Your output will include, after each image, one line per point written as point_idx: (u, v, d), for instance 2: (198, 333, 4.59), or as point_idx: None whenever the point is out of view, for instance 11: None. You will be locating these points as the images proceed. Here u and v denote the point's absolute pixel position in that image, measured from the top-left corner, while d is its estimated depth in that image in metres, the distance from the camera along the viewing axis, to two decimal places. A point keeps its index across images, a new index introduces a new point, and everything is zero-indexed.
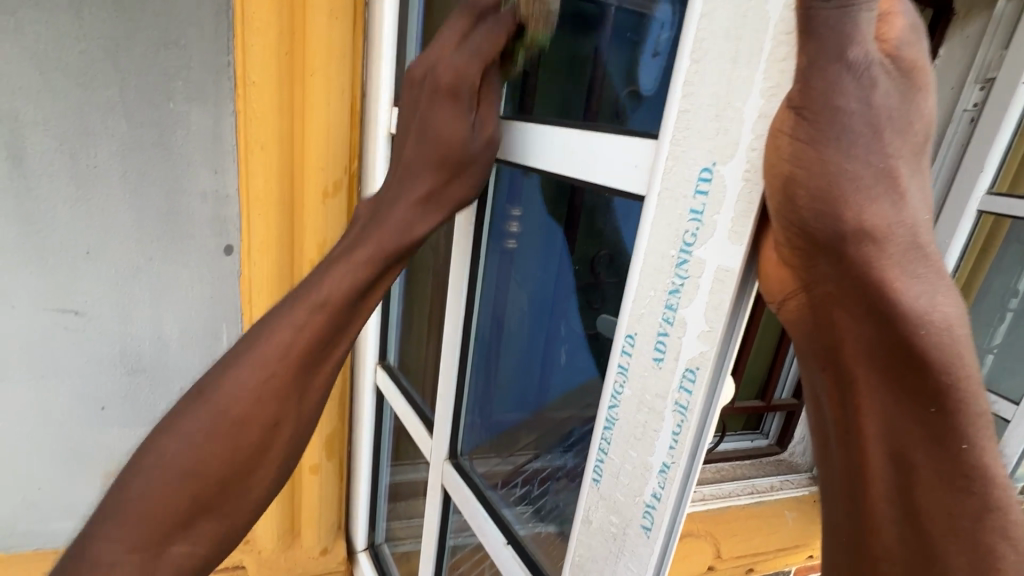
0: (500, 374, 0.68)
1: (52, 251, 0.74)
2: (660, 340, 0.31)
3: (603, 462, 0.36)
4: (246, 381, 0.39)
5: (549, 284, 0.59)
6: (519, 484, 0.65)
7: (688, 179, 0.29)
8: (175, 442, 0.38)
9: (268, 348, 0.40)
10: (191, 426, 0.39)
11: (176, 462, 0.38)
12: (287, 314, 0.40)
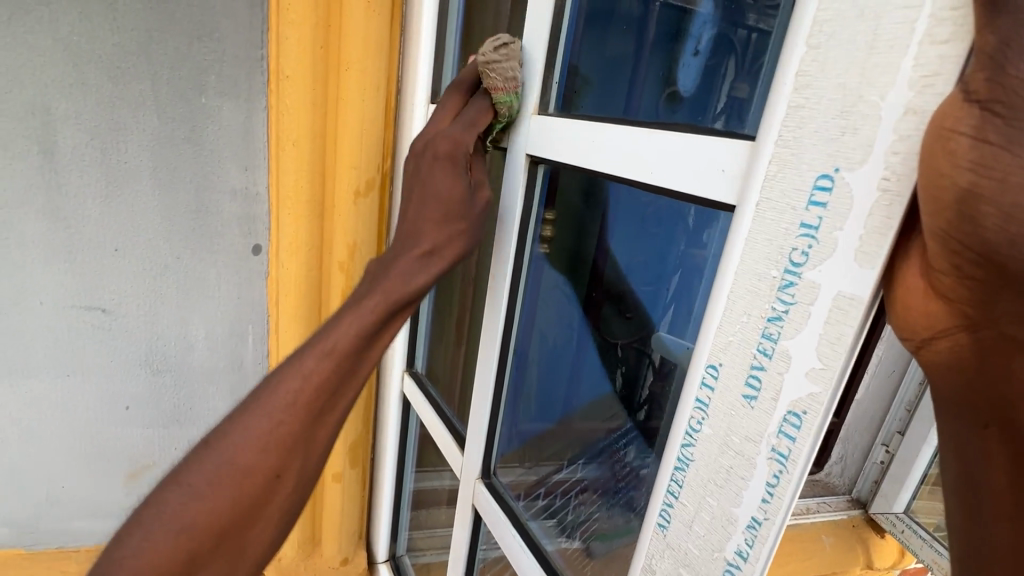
0: (533, 386, 0.65)
1: (80, 247, 0.72)
2: (752, 375, 0.27)
3: (672, 507, 0.32)
4: (266, 425, 0.36)
5: (580, 287, 0.59)
6: (541, 496, 0.65)
7: (799, 188, 0.24)
8: (181, 498, 0.34)
9: (285, 391, 0.37)
10: (198, 474, 0.35)
11: (182, 519, 0.34)
12: (304, 356, 0.38)
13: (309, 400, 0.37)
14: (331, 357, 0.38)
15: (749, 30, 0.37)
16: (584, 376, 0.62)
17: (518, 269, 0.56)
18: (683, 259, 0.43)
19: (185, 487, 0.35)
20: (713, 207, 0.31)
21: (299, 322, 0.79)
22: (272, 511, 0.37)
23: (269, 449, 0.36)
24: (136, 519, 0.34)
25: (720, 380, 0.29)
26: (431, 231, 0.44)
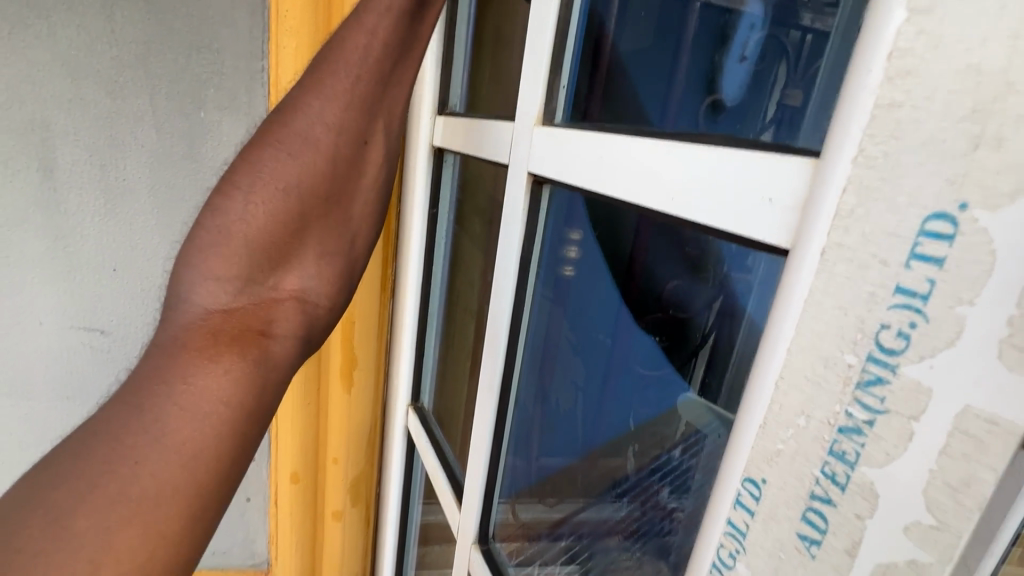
0: (538, 441, 0.59)
1: (80, 268, 0.70)
2: (815, 509, 0.18)
3: None
4: (325, 118, 0.38)
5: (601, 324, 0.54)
6: (565, 536, 0.58)
7: (894, 232, 0.15)
8: (226, 223, 0.36)
9: (328, 84, 0.38)
10: (255, 179, 0.37)
11: (225, 247, 0.36)
12: (313, 125, 0.38)
13: (352, 124, 0.40)
14: (333, 104, 0.39)
15: (802, 32, 0.30)
16: (607, 419, 0.56)
17: (521, 303, 0.47)
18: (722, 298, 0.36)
19: (245, 189, 0.36)
20: (758, 248, 0.22)
21: None
22: (304, 262, 0.39)
23: (320, 184, 0.39)
24: (183, 271, 0.36)
25: (764, 505, 0.20)
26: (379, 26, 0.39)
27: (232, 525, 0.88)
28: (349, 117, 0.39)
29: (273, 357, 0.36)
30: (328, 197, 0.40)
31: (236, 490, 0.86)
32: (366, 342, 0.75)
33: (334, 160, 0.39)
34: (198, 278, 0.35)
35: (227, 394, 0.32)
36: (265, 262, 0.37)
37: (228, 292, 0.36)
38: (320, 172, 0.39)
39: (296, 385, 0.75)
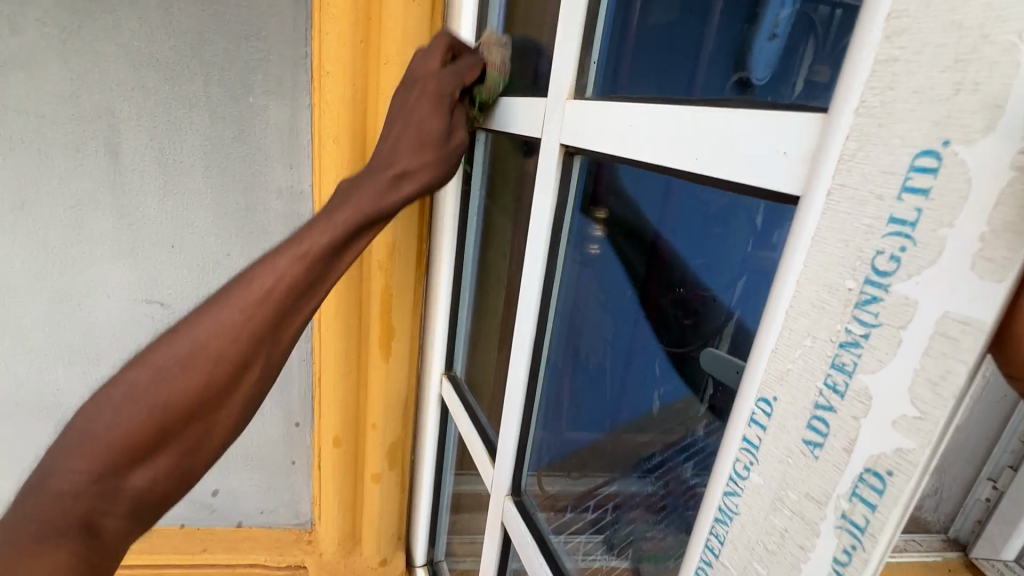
0: (568, 412, 0.63)
1: (141, 245, 0.76)
2: (818, 417, 0.21)
3: (710, 565, 0.26)
4: (218, 327, 0.39)
5: (627, 297, 0.56)
6: (590, 509, 0.62)
7: (888, 171, 0.18)
8: (135, 387, 0.38)
9: (239, 293, 0.40)
10: (150, 361, 0.39)
11: (107, 431, 0.37)
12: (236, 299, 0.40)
13: (259, 305, 0.40)
14: (293, 256, 0.42)
15: (833, 7, 0.29)
16: (630, 386, 0.59)
17: (553, 268, 0.51)
18: (746, 267, 0.39)
19: (148, 370, 0.38)
20: (775, 199, 0.25)
21: (337, 323, 0.78)
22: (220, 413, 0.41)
23: (238, 341, 0.40)
24: (76, 425, 0.38)
25: (775, 419, 0.23)
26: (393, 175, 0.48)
27: (278, 486, 0.95)
28: (255, 307, 0.40)
29: (106, 538, 0.36)
30: (210, 387, 0.39)
31: (282, 453, 0.93)
32: (403, 314, 0.79)
33: (221, 360, 0.39)
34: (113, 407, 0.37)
35: (135, 495, 0.38)
36: (147, 447, 0.38)
37: (87, 478, 0.36)
38: (203, 389, 0.39)
39: (338, 354, 0.79)
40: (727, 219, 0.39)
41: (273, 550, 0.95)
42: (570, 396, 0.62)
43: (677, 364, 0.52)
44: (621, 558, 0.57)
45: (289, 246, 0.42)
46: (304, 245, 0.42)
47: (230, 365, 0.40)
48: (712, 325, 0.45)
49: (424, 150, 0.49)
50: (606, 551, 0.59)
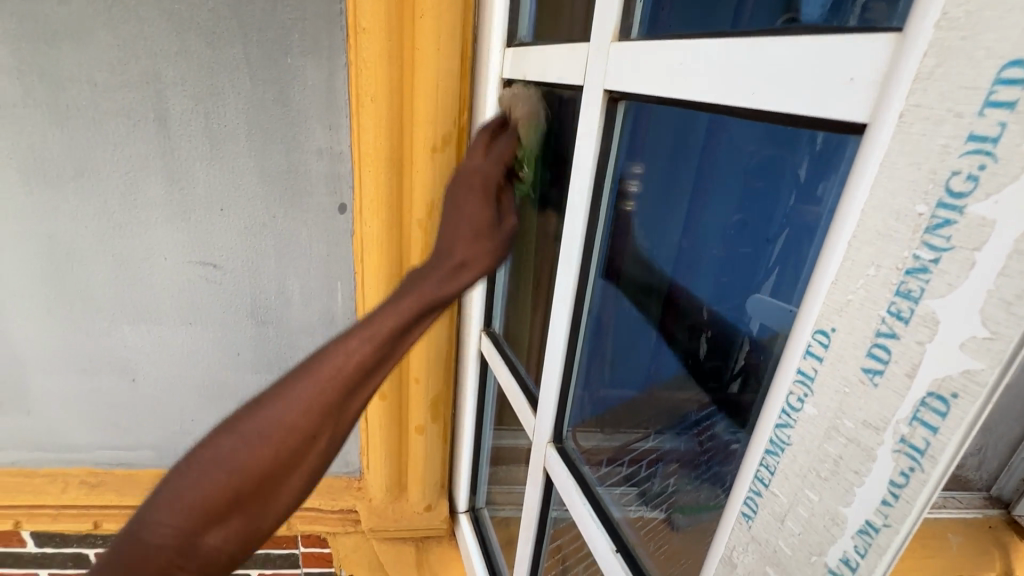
0: (605, 370, 0.63)
1: (193, 208, 0.79)
2: (880, 345, 0.21)
3: (759, 496, 0.27)
4: (285, 418, 0.39)
5: (667, 253, 0.55)
6: (625, 464, 0.61)
7: (968, 87, 0.17)
8: (167, 496, 0.37)
9: (302, 387, 0.40)
10: (218, 449, 0.38)
11: (186, 499, 0.37)
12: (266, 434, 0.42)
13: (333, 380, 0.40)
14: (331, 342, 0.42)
15: None
16: (670, 344, 0.58)
17: (595, 218, 0.53)
18: (792, 220, 0.38)
19: (235, 439, 0.38)
20: (838, 130, 0.24)
21: (381, 281, 0.81)
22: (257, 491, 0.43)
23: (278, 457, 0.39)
24: (157, 499, 0.37)
25: (832, 350, 0.23)
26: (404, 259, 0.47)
27: None
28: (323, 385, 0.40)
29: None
30: (265, 484, 0.39)
31: None
32: None
33: (284, 450, 0.39)
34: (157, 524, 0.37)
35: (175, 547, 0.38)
36: (209, 522, 0.37)
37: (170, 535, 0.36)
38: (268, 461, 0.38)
39: None
40: (767, 167, 0.40)
41: (327, 496, 1.02)
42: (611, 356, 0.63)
43: (719, 319, 0.50)
44: (655, 509, 0.56)
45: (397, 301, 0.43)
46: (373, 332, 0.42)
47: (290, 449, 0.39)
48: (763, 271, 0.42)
49: (481, 238, 0.50)
50: (639, 502, 0.58)
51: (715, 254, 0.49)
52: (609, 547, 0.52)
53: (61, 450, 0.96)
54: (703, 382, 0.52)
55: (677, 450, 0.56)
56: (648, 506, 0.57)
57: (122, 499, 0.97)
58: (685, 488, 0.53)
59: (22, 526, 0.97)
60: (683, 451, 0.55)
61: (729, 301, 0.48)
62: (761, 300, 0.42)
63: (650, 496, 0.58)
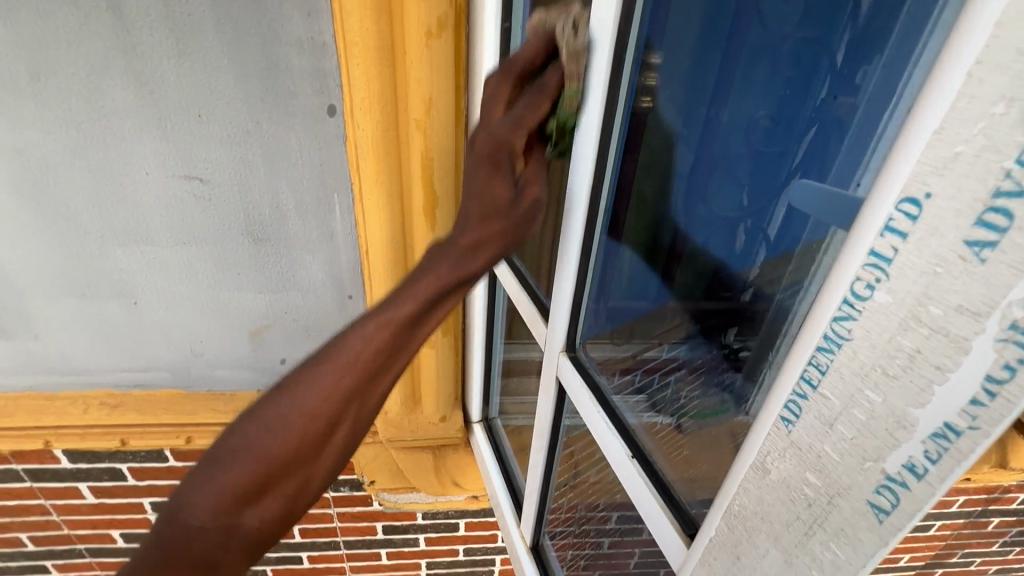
0: (619, 284, 0.59)
1: (168, 114, 0.73)
2: (998, 209, 0.16)
3: (805, 399, 0.24)
4: (307, 400, 0.40)
5: (684, 164, 0.51)
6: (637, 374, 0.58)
7: None
8: (232, 445, 0.39)
9: (321, 370, 0.40)
10: (246, 432, 0.39)
11: (216, 486, 0.39)
12: (280, 404, 0.40)
13: (305, 428, 0.40)
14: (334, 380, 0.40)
15: None
16: (686, 262, 0.54)
17: (614, 104, 0.45)
18: (822, 114, 0.38)
19: (261, 417, 0.40)
20: None
21: (380, 190, 0.75)
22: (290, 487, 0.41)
23: (324, 409, 0.40)
24: (194, 479, 0.39)
25: (922, 224, 0.18)
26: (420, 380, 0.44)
27: None
28: (313, 419, 0.40)
29: None
30: (295, 466, 0.40)
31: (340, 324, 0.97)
32: (444, 180, 0.75)
33: (309, 433, 0.40)
34: (193, 504, 0.38)
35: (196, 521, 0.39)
36: (238, 508, 0.39)
37: (209, 516, 0.39)
38: (285, 459, 0.40)
39: (384, 221, 0.78)
40: (800, 56, 0.41)
41: None
42: (627, 271, 0.58)
43: (742, 226, 0.47)
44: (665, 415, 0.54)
45: (370, 320, 0.41)
46: (368, 341, 0.40)
47: (285, 466, 0.40)
48: (789, 171, 0.42)
49: (493, 217, 0.41)
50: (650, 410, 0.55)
51: (738, 155, 0.46)
52: (626, 454, 0.50)
53: (75, 374, 0.98)
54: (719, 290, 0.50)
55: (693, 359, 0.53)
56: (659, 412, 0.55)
57: (143, 418, 1.01)
58: (704, 395, 0.50)
59: (52, 444, 1.04)
60: (702, 364, 0.51)
61: (754, 202, 0.46)
62: (789, 190, 0.40)
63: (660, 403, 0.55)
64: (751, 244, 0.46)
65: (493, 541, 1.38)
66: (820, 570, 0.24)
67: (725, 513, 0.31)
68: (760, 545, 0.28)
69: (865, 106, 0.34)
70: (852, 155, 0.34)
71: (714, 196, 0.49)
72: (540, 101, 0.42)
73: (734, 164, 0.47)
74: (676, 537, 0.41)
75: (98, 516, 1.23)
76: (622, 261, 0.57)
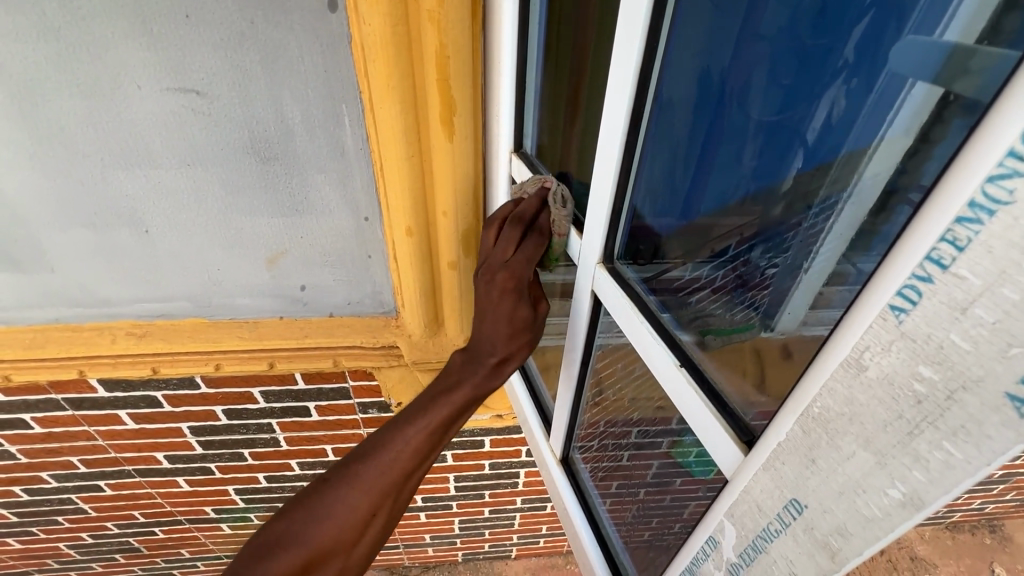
0: (651, 194, 0.53)
1: (152, 16, 0.66)
2: None
3: (930, 283, 0.20)
4: (352, 505, 0.60)
5: (721, 54, 0.43)
6: (659, 290, 0.54)
7: None
8: (306, 526, 0.60)
9: (361, 478, 0.61)
10: (314, 519, 0.60)
11: (307, 542, 0.59)
12: (356, 486, 0.61)
13: (367, 505, 0.61)
14: (394, 465, 0.61)
15: None
16: (711, 174, 0.47)
17: None
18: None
19: (321, 518, 0.60)
20: None
21: (393, 97, 0.69)
22: (387, 507, 0.63)
23: (367, 505, 0.61)
24: (289, 532, 0.60)
25: None
26: (466, 396, 0.63)
27: (359, 279, 0.99)
28: (374, 496, 0.61)
29: None
30: (347, 544, 0.61)
31: (358, 248, 0.94)
32: (462, 81, 0.69)
33: (365, 511, 0.61)
34: (291, 551, 0.59)
35: (300, 552, 0.59)
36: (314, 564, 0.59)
37: (301, 556, 0.59)
38: (355, 524, 0.61)
39: (398, 134, 0.72)
40: None
41: (367, 334, 1.04)
42: (660, 180, 0.52)
43: (774, 134, 0.40)
44: (686, 330, 0.50)
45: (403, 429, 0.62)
46: (407, 444, 0.62)
47: (357, 534, 0.61)
48: (832, 69, 0.35)
49: (518, 335, 0.61)
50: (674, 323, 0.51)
51: (778, 51, 0.39)
52: (673, 362, 0.47)
53: (99, 305, 0.97)
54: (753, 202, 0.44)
55: (715, 279, 0.48)
56: (680, 327, 0.50)
57: (170, 347, 1.01)
58: (727, 313, 0.46)
59: (87, 373, 1.07)
60: (723, 282, 0.47)
61: (790, 106, 0.39)
62: (845, 86, 0.34)
63: (681, 316, 0.51)
64: (787, 152, 0.40)
65: (518, 456, 1.43)
66: (923, 471, 0.22)
67: (803, 417, 0.29)
68: (846, 447, 0.26)
69: None
70: (920, 30, 0.29)
71: (748, 101, 0.42)
72: (536, 244, 0.60)
73: (777, 60, 0.39)
74: (732, 446, 0.40)
75: (142, 440, 1.29)
76: (659, 166, 0.51)
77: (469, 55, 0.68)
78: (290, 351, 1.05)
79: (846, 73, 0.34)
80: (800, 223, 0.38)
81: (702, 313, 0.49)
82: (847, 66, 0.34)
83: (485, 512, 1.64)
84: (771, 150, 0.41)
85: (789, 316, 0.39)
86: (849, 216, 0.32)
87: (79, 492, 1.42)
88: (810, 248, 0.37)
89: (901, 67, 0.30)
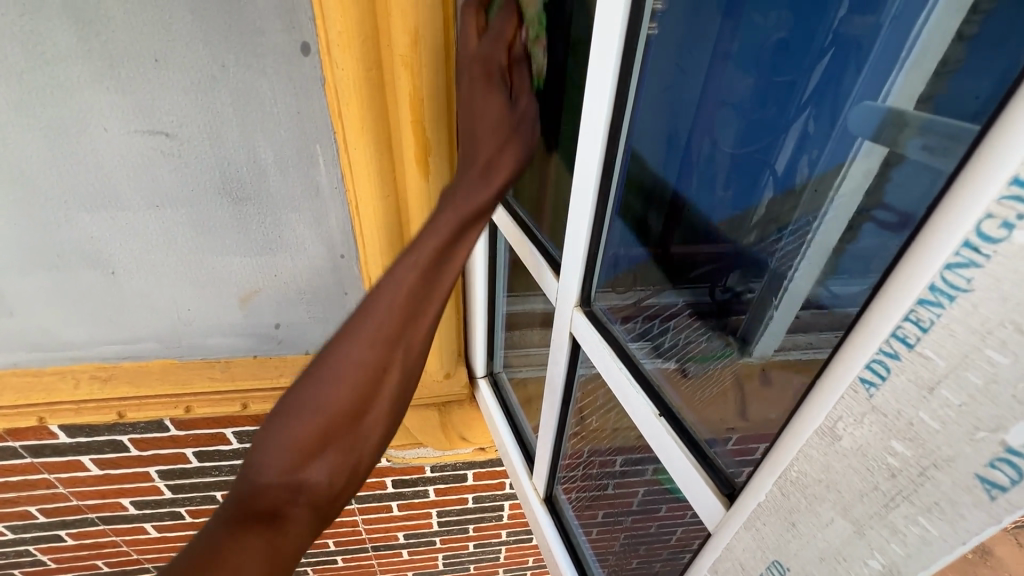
0: (622, 232, 0.53)
1: (122, 61, 0.65)
2: None
3: (896, 360, 0.21)
4: (376, 324, 0.51)
5: (689, 98, 0.44)
6: (640, 321, 0.53)
7: None
8: (306, 397, 0.49)
9: (379, 314, 0.51)
10: (322, 381, 0.50)
11: (293, 433, 0.48)
12: (396, 272, 0.52)
13: (378, 359, 0.51)
14: (423, 254, 0.52)
15: None
16: (686, 206, 0.48)
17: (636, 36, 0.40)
18: (837, 38, 0.33)
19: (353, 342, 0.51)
20: None
21: (366, 139, 0.69)
22: (411, 362, 0.54)
23: (394, 315, 0.52)
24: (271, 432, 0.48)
25: None
26: (480, 171, 0.52)
27: (336, 317, 0.97)
28: (386, 342, 0.52)
29: (289, 531, 0.46)
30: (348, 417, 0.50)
31: (335, 285, 0.92)
32: (436, 123, 0.68)
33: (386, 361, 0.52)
34: (278, 439, 0.48)
35: (316, 476, 0.49)
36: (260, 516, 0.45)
37: (275, 473, 0.47)
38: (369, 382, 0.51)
39: (373, 172, 0.72)
40: None
41: None
42: (633, 220, 0.53)
43: (740, 169, 0.42)
44: (670, 359, 0.50)
45: (384, 288, 0.52)
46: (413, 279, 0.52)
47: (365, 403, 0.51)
48: (794, 108, 0.37)
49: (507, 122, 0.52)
50: (659, 355, 0.51)
51: (744, 93, 0.41)
52: (653, 411, 0.46)
53: (59, 349, 0.93)
54: (730, 233, 0.44)
55: (693, 304, 0.49)
56: (664, 357, 0.50)
57: (137, 390, 0.98)
58: (707, 337, 0.48)
59: (47, 420, 1.02)
60: (701, 305, 0.48)
61: (753, 142, 0.41)
62: (803, 125, 0.36)
63: (665, 346, 0.51)
64: (755, 184, 0.41)
65: (501, 488, 1.41)
66: (900, 544, 0.22)
67: (781, 480, 0.29)
68: (825, 513, 0.25)
69: (889, 30, 0.30)
70: (869, 91, 0.31)
71: (718, 139, 0.43)
72: None
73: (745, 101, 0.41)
74: (713, 499, 0.39)
75: (106, 487, 1.22)
76: (631, 209, 0.52)
77: (445, 99, 0.68)
78: (264, 391, 1.02)
79: (804, 114, 0.36)
80: (771, 249, 0.39)
81: (682, 341, 0.50)
82: (807, 107, 0.36)
83: (469, 548, 1.60)
84: (739, 183, 0.42)
85: (769, 338, 0.40)
86: (816, 246, 0.34)
87: (37, 544, 1.34)
88: (781, 277, 0.38)
89: (855, 116, 0.32)
